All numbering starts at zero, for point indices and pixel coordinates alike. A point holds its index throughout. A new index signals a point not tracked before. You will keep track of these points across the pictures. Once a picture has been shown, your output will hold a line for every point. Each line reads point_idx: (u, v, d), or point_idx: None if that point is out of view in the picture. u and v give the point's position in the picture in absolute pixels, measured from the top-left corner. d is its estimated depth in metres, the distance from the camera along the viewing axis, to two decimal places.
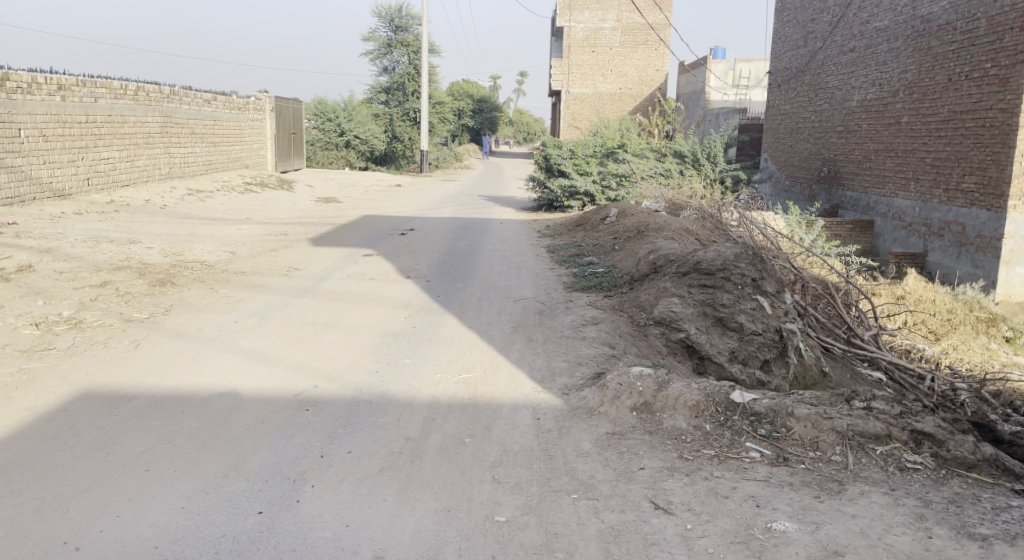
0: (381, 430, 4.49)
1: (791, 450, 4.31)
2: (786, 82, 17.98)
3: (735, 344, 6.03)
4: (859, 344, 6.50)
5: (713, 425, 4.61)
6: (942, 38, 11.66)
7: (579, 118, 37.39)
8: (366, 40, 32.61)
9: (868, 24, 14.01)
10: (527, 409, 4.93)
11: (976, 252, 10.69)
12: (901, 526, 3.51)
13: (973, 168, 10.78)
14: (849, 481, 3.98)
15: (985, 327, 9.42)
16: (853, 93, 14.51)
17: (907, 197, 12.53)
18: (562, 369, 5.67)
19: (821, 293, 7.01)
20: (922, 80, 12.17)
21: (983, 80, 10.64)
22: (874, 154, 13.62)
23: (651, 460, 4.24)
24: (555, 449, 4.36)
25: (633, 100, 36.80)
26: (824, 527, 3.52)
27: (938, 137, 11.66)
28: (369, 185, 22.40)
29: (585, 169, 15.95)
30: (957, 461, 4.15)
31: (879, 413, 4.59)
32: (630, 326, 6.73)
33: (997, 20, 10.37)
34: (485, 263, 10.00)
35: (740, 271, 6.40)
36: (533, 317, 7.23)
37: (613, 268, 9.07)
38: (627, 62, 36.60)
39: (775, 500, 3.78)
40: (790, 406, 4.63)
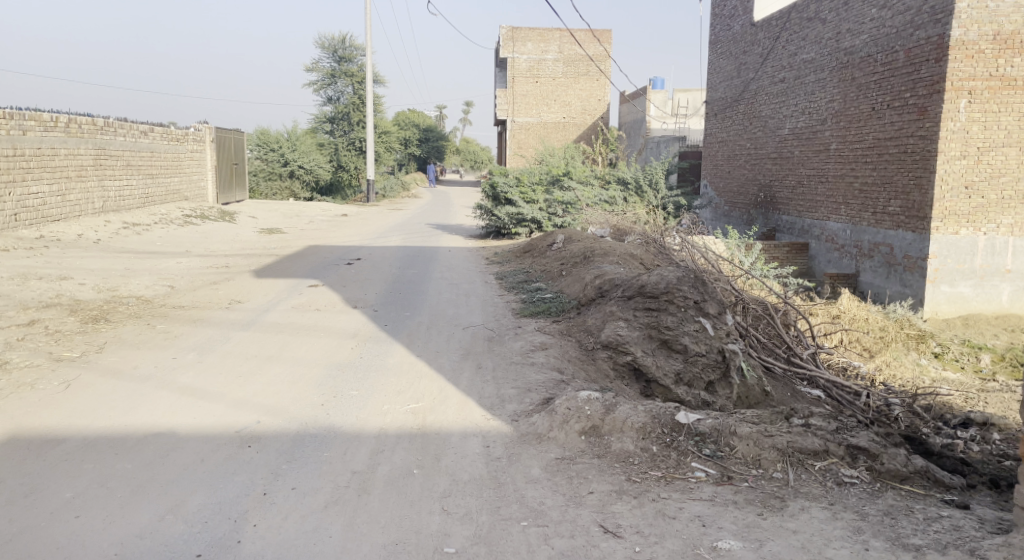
0: (328, 464, 4.42)
1: (735, 469, 4.41)
2: (722, 112, 18.64)
3: (680, 366, 6.17)
4: (798, 364, 6.72)
5: (659, 446, 4.68)
6: (865, 69, 12.28)
7: (524, 147, 37.78)
8: (310, 70, 32.52)
9: (796, 56, 14.67)
10: (476, 438, 4.92)
11: (905, 272, 11.18)
12: (839, 540, 3.59)
13: (898, 193, 11.34)
14: (790, 497, 4.08)
15: (915, 343, 9.88)
16: (785, 121, 15.14)
17: (838, 221, 13.09)
18: (512, 396, 5.67)
19: (761, 314, 7.25)
20: (848, 109, 12.77)
21: (904, 109, 11.23)
22: (806, 180, 14.20)
23: (600, 483, 4.28)
24: (505, 477, 4.36)
25: (576, 129, 37.51)
26: (767, 543, 3.61)
27: (865, 163, 12.23)
28: (314, 216, 22.15)
29: (532, 197, 16.26)
30: (890, 474, 4.33)
31: (816, 429, 4.78)
32: (578, 351, 6.81)
33: (915, 52, 10.97)
34: (434, 291, 9.99)
35: (682, 294, 6.58)
36: (482, 344, 7.24)
37: (561, 293, 9.17)
38: (570, 92, 37.27)
39: (720, 519, 3.85)
40: (732, 425, 4.74)
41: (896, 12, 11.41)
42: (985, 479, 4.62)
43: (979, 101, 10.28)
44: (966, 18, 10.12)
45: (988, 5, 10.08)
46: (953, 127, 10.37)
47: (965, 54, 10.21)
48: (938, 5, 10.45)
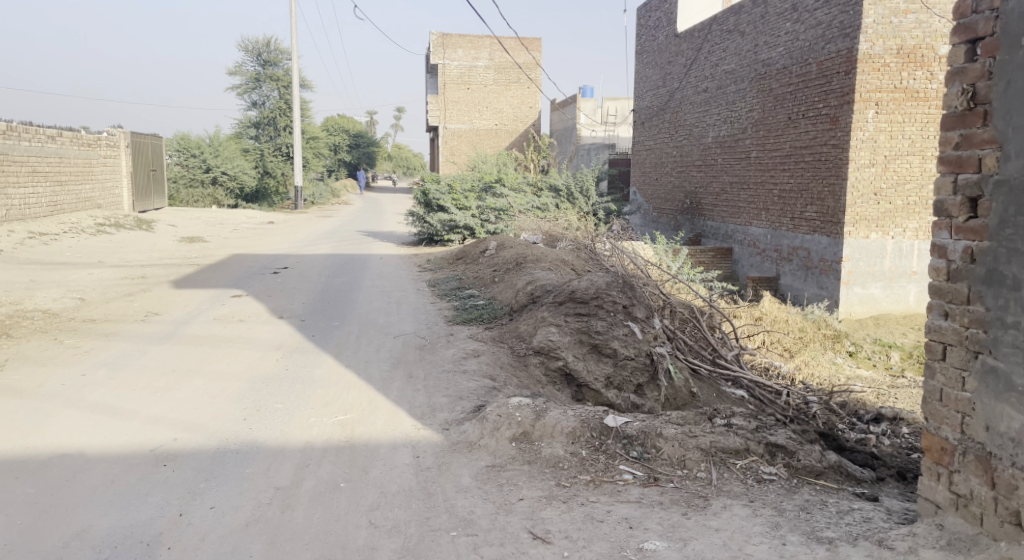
0: (249, 480, 4.27)
1: (661, 470, 4.50)
2: (649, 120, 19.06)
3: (610, 369, 6.26)
4: (723, 365, 6.91)
5: (588, 450, 4.73)
6: (781, 80, 12.79)
7: (457, 153, 37.67)
8: (233, 73, 31.60)
9: (717, 67, 15.16)
10: (406, 448, 4.86)
11: (821, 275, 11.68)
12: (758, 536, 3.69)
13: (814, 199, 11.85)
14: (712, 496, 4.19)
15: (832, 343, 10.33)
16: (708, 130, 15.62)
17: (760, 226, 13.58)
18: (443, 404, 5.62)
19: (688, 317, 7.44)
20: (766, 119, 13.27)
21: (817, 119, 11.75)
22: (729, 187, 14.68)
23: (530, 490, 4.28)
24: (435, 487, 4.31)
25: (508, 136, 37.66)
26: (691, 542, 3.68)
27: (783, 170, 12.73)
28: (239, 223, 21.51)
29: (465, 203, 16.14)
30: (806, 469, 4.51)
31: (738, 429, 4.94)
32: (510, 357, 6.80)
33: (827, 65, 11.49)
34: (364, 299, 9.84)
35: (612, 298, 6.70)
36: (414, 352, 7.15)
37: (493, 300, 9.18)
38: (502, 99, 37.40)
39: (646, 520, 3.92)
40: (659, 427, 4.84)
41: (809, 27, 11.93)
42: (894, 472, 4.86)
43: (885, 112, 10.87)
44: (872, 33, 10.67)
45: (892, 21, 10.65)
46: (862, 136, 10.91)
47: (872, 67, 10.77)
48: (846, 20, 10.98)
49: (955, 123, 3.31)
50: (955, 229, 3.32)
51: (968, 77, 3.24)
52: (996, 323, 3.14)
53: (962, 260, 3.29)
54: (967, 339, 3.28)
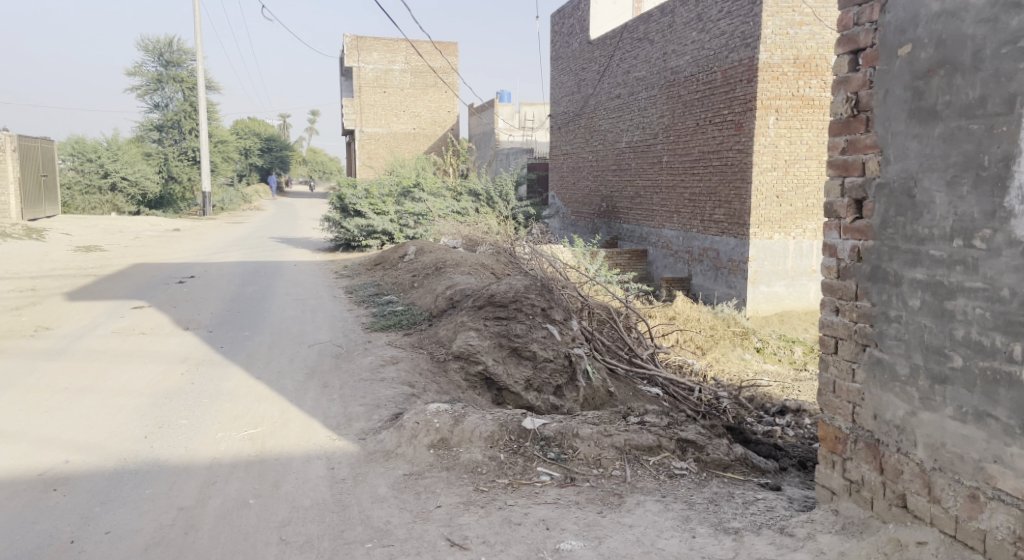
0: (150, 502, 4.06)
1: (577, 470, 4.54)
2: (566, 125, 19.35)
3: (530, 372, 6.28)
4: (639, 364, 7.07)
5: (507, 453, 4.70)
6: (689, 87, 13.23)
7: (375, 157, 36.65)
8: (132, 74, 30.08)
9: (629, 74, 15.54)
10: (320, 460, 4.72)
11: (729, 275, 12.14)
12: (670, 530, 3.77)
13: (721, 202, 12.31)
14: (627, 493, 4.27)
15: (740, 340, 10.75)
16: (622, 135, 15.99)
17: (672, 228, 14.00)
18: (359, 413, 5.49)
19: (605, 318, 7.57)
20: (676, 124, 13.71)
21: (723, 125, 12.23)
22: (643, 190, 15.08)
23: (448, 496, 4.22)
24: (350, 499, 4.21)
25: (427, 140, 37.46)
26: (606, 540, 3.71)
27: (692, 174, 13.18)
28: (142, 231, 20.46)
29: (382, 208, 15.90)
30: (715, 463, 4.67)
31: (650, 426, 5.06)
32: (429, 362, 6.71)
33: (730, 73, 11.97)
34: (277, 308, 9.54)
35: (530, 302, 6.79)
36: (329, 361, 6.97)
37: (412, 305, 9.07)
38: (419, 103, 37.12)
39: (563, 521, 3.94)
40: (575, 427, 4.89)
41: (713, 36, 12.39)
42: (795, 461, 5.10)
43: (784, 118, 11.42)
44: (771, 43, 11.18)
45: (788, 32, 11.19)
46: (764, 141, 11.43)
47: (771, 76, 11.29)
48: (747, 30, 11.46)
49: (841, 129, 3.50)
50: (844, 230, 3.51)
51: (852, 86, 3.43)
52: (881, 317, 3.32)
53: (849, 259, 3.48)
54: (856, 333, 3.47)
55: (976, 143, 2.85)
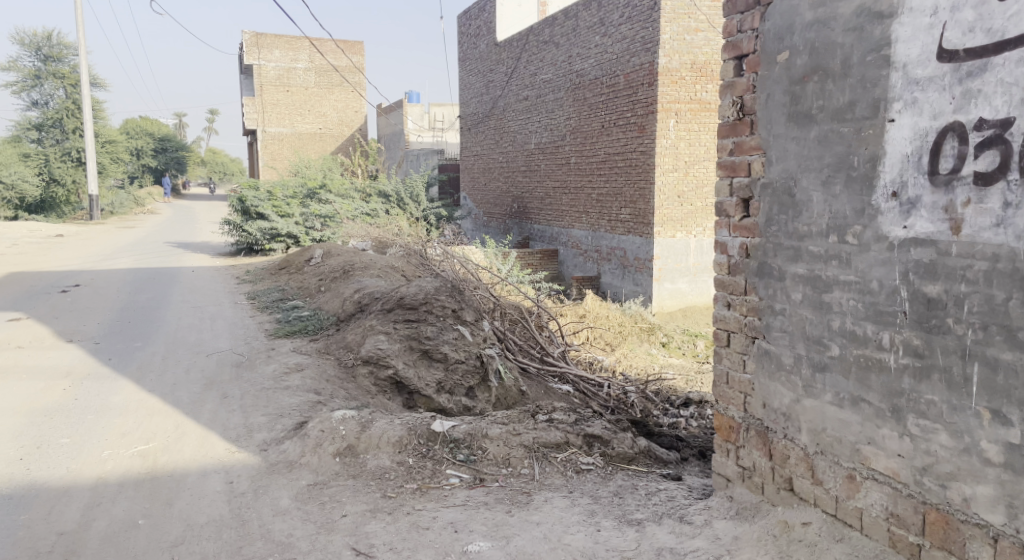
0: (24, 528, 3.79)
1: (487, 470, 4.54)
2: (475, 127, 19.37)
3: (441, 375, 6.21)
4: (550, 362, 7.15)
5: (415, 458, 4.64)
6: (593, 90, 13.50)
7: (279, 158, 35.33)
8: (6, 69, 27.92)
9: (536, 76, 15.71)
10: (217, 474, 4.52)
11: (636, 273, 12.49)
12: (576, 525, 3.82)
13: (627, 202, 12.64)
14: (535, 491, 4.30)
15: (647, 335, 11.06)
16: (531, 136, 16.15)
17: (581, 228, 14.26)
18: (261, 424, 5.29)
19: (517, 318, 7.62)
20: (582, 126, 13.96)
21: (627, 127, 12.55)
22: (553, 191, 15.28)
23: (354, 504, 4.12)
24: (249, 513, 4.06)
25: (334, 141, 36.67)
26: (514, 539, 3.72)
27: (599, 175, 13.47)
28: (20, 238, 19.03)
29: (286, 211, 15.32)
30: (620, 456, 4.79)
31: (559, 423, 5.13)
32: (337, 369, 6.51)
33: (632, 76, 12.29)
34: (172, 316, 9.07)
35: (440, 303, 6.73)
36: (229, 370, 6.69)
37: (319, 310, 8.84)
38: (324, 103, 36.21)
39: (471, 522, 3.92)
40: (484, 428, 4.88)
41: (615, 40, 12.69)
42: (695, 451, 5.31)
43: (683, 121, 11.84)
44: (669, 48, 11.54)
45: (685, 38, 11.59)
46: (666, 143, 11.81)
47: (670, 80, 11.68)
48: (647, 35, 11.79)
49: (728, 132, 3.66)
50: (733, 228, 3.66)
51: (737, 91, 3.60)
52: (767, 310, 3.49)
53: (738, 256, 3.64)
54: (746, 327, 3.63)
55: (847, 145, 3.04)
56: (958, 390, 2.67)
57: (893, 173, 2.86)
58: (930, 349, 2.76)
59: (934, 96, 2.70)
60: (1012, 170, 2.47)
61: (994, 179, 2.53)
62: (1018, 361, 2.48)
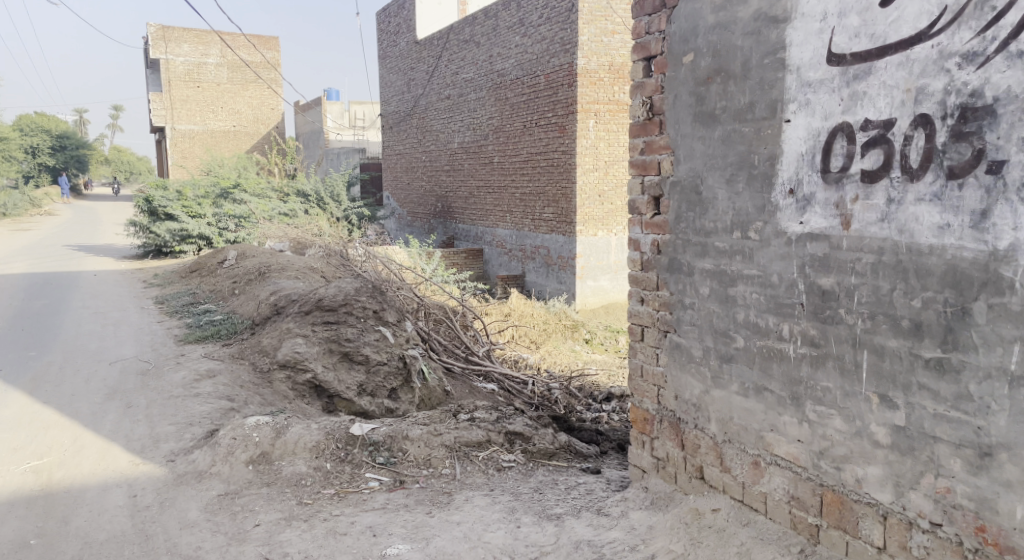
0: None
1: (407, 472, 4.49)
2: (397, 125, 19.17)
3: (363, 377, 6.09)
4: (475, 361, 7.14)
5: (333, 462, 4.53)
6: (514, 90, 13.57)
7: (189, 157, 33.98)
8: None
9: (457, 75, 15.66)
10: (120, 488, 4.31)
11: (560, 271, 12.64)
12: (497, 522, 3.82)
13: (550, 201, 12.77)
14: (456, 491, 4.29)
15: (571, 332, 11.20)
16: (454, 135, 16.10)
17: (505, 227, 14.32)
18: (168, 433, 5.06)
19: (441, 318, 7.56)
20: (505, 126, 14.02)
21: (548, 127, 12.67)
22: (476, 190, 15.29)
23: (267, 513, 4.00)
24: (154, 528, 3.89)
25: (249, 138, 35.53)
26: (433, 540, 3.69)
27: (522, 175, 13.55)
28: None
29: (198, 211, 14.77)
30: (540, 452, 4.84)
31: (480, 422, 5.12)
32: (252, 375, 6.28)
33: (552, 77, 12.41)
34: (72, 323, 8.58)
35: (360, 305, 6.60)
36: (135, 379, 6.37)
37: (233, 313, 8.53)
38: (238, 99, 34.98)
39: (390, 525, 3.87)
40: (404, 429, 4.82)
41: (535, 41, 12.79)
42: (614, 444, 5.42)
43: (602, 122, 12.06)
44: (587, 49, 11.71)
45: (603, 40, 11.79)
46: (586, 144, 12.00)
47: (589, 81, 11.85)
48: (565, 37, 11.92)
49: (639, 131, 3.75)
50: (645, 225, 3.76)
51: (646, 91, 3.69)
52: (678, 304, 3.59)
53: (650, 252, 3.74)
54: (658, 321, 3.72)
55: (748, 144, 3.16)
56: (850, 376, 2.82)
57: (789, 171, 2.99)
58: (825, 338, 2.90)
59: (825, 98, 2.83)
60: (894, 168, 2.63)
61: (879, 177, 2.68)
62: (903, 348, 2.64)
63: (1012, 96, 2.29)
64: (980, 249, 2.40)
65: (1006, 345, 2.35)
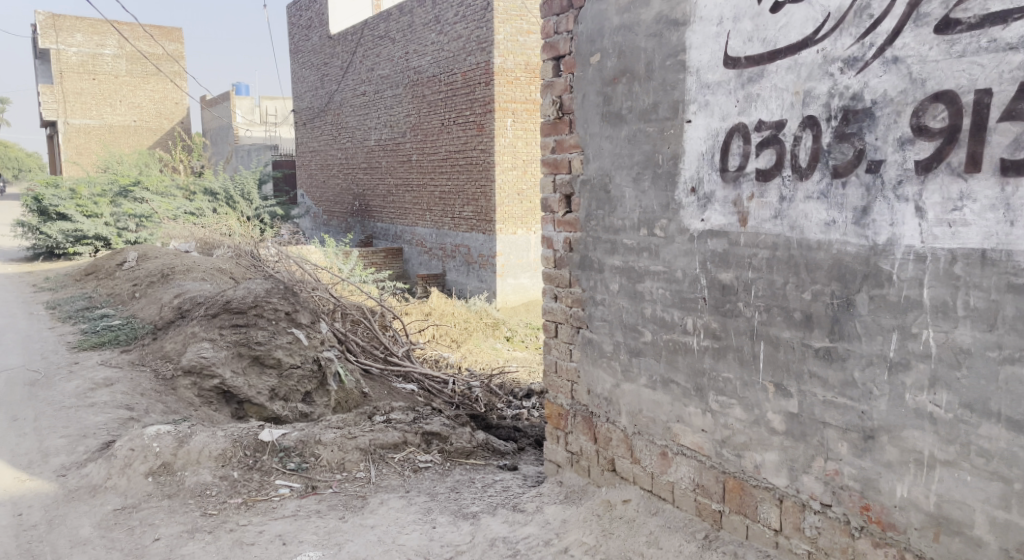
0: None
1: (319, 477, 4.39)
2: (311, 122, 18.71)
3: (275, 381, 5.90)
4: (394, 362, 7.05)
5: (241, 470, 4.37)
6: (431, 88, 13.47)
7: (83, 153, 31.78)
8: None
9: (372, 72, 15.42)
10: (3, 509, 4.02)
11: (480, 269, 12.65)
12: (412, 524, 3.79)
13: (469, 200, 12.76)
14: (371, 494, 4.22)
15: (492, 330, 11.22)
16: (370, 133, 15.85)
17: (425, 226, 14.21)
18: (60, 447, 4.76)
19: (358, 318, 7.42)
20: (422, 123, 13.90)
21: (466, 126, 12.65)
22: (395, 189, 15.10)
23: (168, 526, 3.83)
24: (42, 548, 3.65)
25: (151, 134, 33.56)
26: (346, 545, 3.62)
27: (441, 173, 13.48)
28: None
29: (94, 210, 14.00)
30: (458, 451, 4.82)
31: (396, 423, 5.06)
32: (155, 382, 5.96)
33: (469, 75, 12.38)
34: None
35: (272, 307, 6.36)
36: (22, 390, 5.96)
37: (133, 318, 8.10)
38: (139, 92, 32.91)
39: (301, 533, 3.77)
40: (317, 434, 4.70)
41: (451, 38, 12.73)
42: (532, 440, 5.48)
43: (520, 121, 12.14)
44: (503, 48, 11.75)
45: (518, 39, 11.86)
46: (504, 142, 12.04)
47: (506, 80, 11.88)
48: (481, 35, 11.91)
49: (550, 130, 3.79)
50: (557, 223, 3.80)
51: (556, 90, 3.73)
52: (589, 301, 3.65)
53: (563, 250, 3.78)
54: (571, 318, 3.78)
55: (652, 144, 3.24)
56: (748, 366, 2.94)
57: (690, 170, 3.09)
58: (725, 331, 3.01)
59: (723, 100, 2.94)
60: (785, 167, 2.75)
61: (772, 176, 2.80)
62: (795, 338, 2.77)
63: (888, 99, 2.44)
64: (862, 244, 2.55)
65: (886, 333, 2.51)
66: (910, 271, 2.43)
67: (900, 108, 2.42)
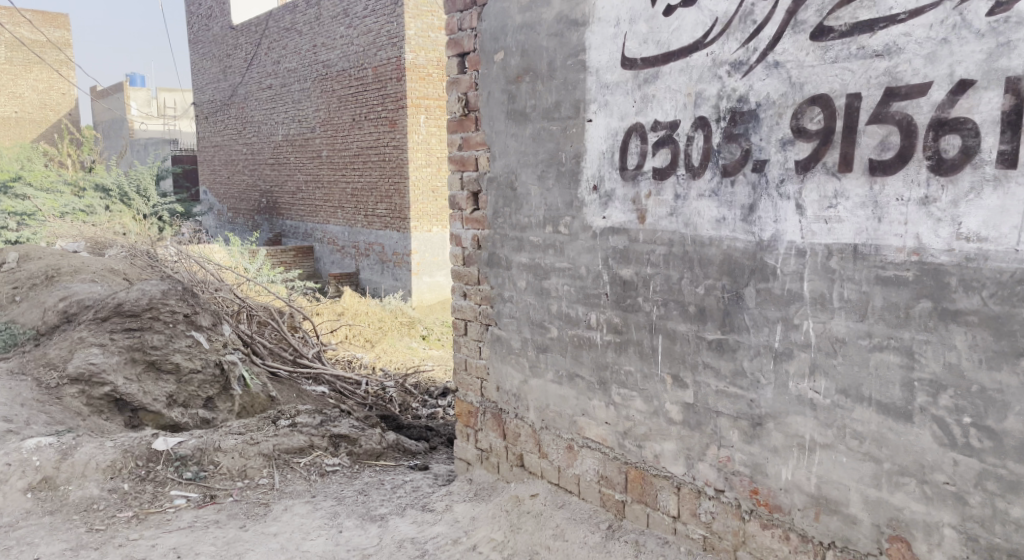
0: None
1: (218, 486, 4.22)
2: (214, 115, 17.95)
3: (172, 387, 5.62)
4: (304, 364, 6.86)
5: (132, 482, 4.15)
6: (341, 82, 13.18)
7: None
8: None
9: (278, 64, 14.92)
10: None
11: (395, 268, 12.50)
12: (317, 529, 3.69)
13: (382, 197, 12.57)
14: (274, 500, 4.10)
15: (407, 329, 11.08)
16: (277, 128, 15.35)
17: (337, 224, 13.90)
18: None
19: (265, 319, 7.16)
20: (332, 119, 13.58)
21: (378, 121, 12.44)
22: (305, 185, 14.69)
23: (50, 544, 3.58)
24: None
25: (35, 127, 30.61)
26: (247, 554, 3.50)
27: (353, 170, 13.22)
28: None
29: None
30: (367, 453, 4.75)
31: (303, 426, 4.92)
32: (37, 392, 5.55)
33: (380, 70, 12.18)
34: None
35: (169, 308, 6.03)
36: None
37: (14, 323, 7.51)
38: (21, 80, 29.84)
39: (198, 544, 3.61)
40: (217, 440, 4.51)
41: (360, 33, 12.49)
42: (443, 439, 5.45)
43: (433, 117, 12.05)
44: (414, 44, 11.63)
45: (429, 35, 11.76)
46: (417, 139, 11.93)
47: (418, 76, 11.77)
48: (392, 30, 11.74)
49: (456, 127, 3.78)
50: (465, 220, 3.79)
51: (462, 87, 3.72)
52: (497, 298, 3.66)
53: (471, 247, 3.78)
54: (480, 315, 3.78)
55: (556, 142, 3.28)
56: (648, 359, 3.03)
57: (592, 168, 3.15)
58: (626, 326, 3.09)
59: (621, 100, 3.01)
60: (679, 166, 2.85)
61: (667, 175, 2.89)
62: (690, 331, 2.87)
63: (771, 102, 2.57)
64: (750, 240, 2.67)
65: (772, 325, 2.64)
66: (792, 265, 2.56)
67: (781, 111, 2.54)
